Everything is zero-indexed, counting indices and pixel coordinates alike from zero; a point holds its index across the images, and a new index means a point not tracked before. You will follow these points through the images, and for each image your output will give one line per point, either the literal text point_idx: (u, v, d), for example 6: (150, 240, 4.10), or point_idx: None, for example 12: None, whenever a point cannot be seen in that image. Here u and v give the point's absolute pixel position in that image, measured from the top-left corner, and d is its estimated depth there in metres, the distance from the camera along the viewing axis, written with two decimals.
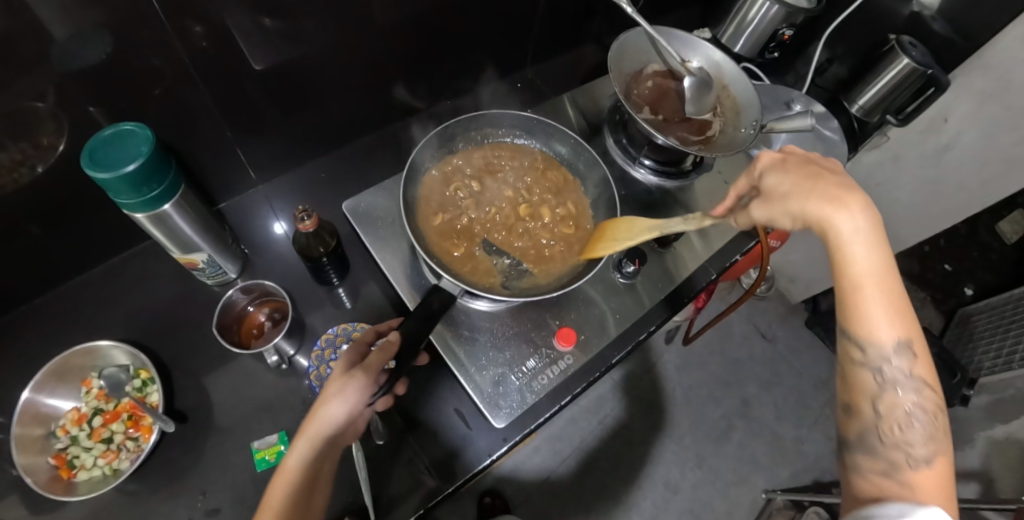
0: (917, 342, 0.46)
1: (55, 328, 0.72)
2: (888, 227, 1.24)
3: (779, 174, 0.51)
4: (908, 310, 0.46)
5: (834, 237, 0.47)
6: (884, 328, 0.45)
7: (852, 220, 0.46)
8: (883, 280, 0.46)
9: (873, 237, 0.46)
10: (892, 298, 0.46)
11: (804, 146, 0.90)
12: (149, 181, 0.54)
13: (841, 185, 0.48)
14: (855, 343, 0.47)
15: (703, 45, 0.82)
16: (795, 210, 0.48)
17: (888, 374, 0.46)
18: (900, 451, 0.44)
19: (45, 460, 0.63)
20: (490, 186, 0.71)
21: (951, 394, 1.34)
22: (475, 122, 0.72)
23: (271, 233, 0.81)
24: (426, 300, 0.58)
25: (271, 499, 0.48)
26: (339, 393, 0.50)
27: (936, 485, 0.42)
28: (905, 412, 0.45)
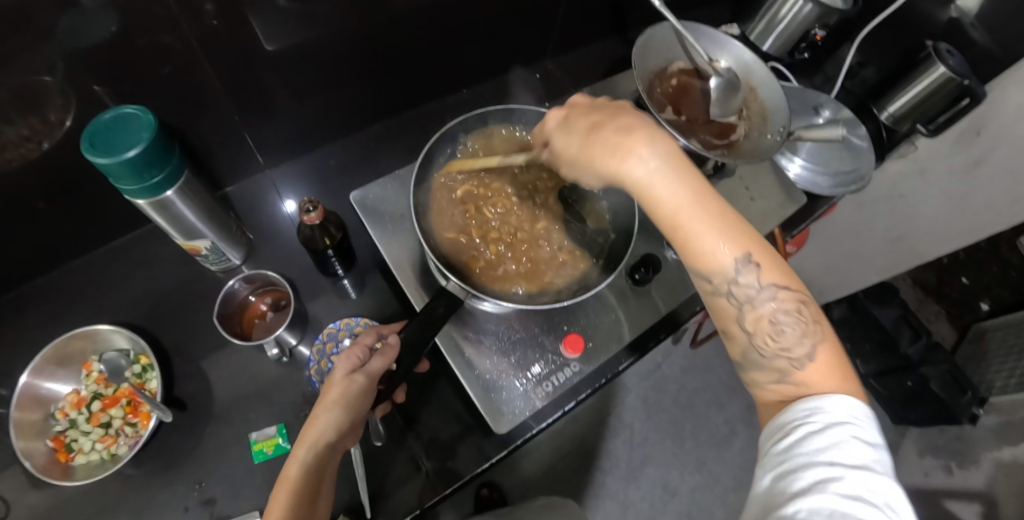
0: (751, 250, 0.43)
1: (59, 307, 0.72)
2: (910, 240, 1.16)
3: (562, 135, 0.48)
4: (738, 221, 0.44)
5: (633, 185, 0.43)
6: (715, 254, 0.43)
7: (642, 162, 0.43)
8: (689, 207, 0.43)
9: (665, 167, 0.42)
10: (712, 216, 0.43)
11: (830, 154, 0.86)
12: (151, 166, 0.52)
13: (620, 128, 0.44)
14: (700, 278, 0.44)
15: (733, 44, 0.78)
16: (591, 168, 0.45)
17: (744, 292, 0.43)
18: (781, 358, 0.42)
19: (44, 443, 0.63)
20: (506, 179, 0.67)
21: (959, 411, 1.31)
22: (493, 114, 0.68)
23: (277, 220, 0.79)
24: (431, 305, 0.56)
25: (273, 509, 0.46)
26: (343, 395, 0.51)
27: (826, 373, 0.41)
28: (771, 321, 0.43)
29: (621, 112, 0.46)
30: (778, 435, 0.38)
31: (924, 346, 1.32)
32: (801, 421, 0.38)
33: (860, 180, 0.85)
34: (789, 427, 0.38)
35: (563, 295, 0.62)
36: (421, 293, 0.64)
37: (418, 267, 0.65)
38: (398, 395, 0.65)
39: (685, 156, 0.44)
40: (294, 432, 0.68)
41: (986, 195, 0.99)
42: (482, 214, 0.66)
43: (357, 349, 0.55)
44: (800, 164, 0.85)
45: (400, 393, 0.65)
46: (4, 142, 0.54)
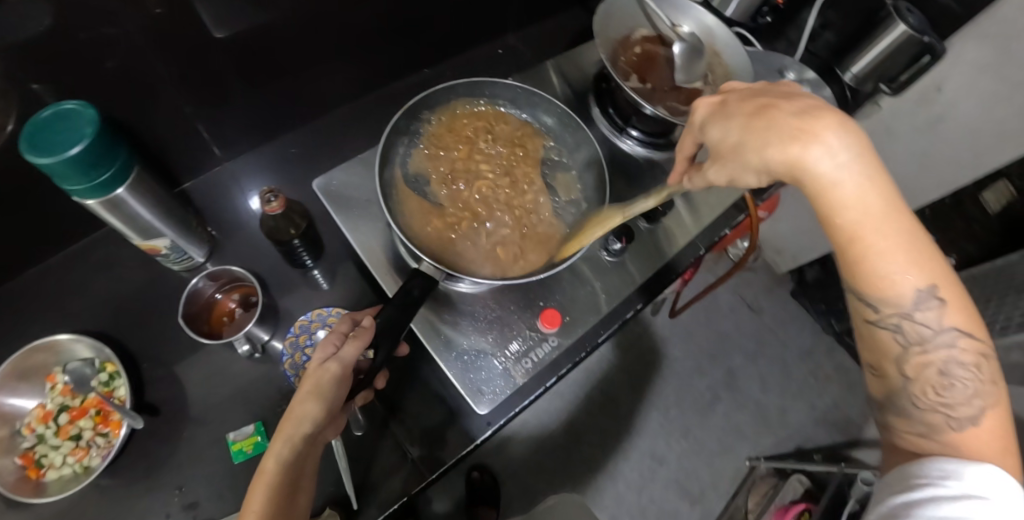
0: (945, 288, 0.41)
1: (14, 318, 0.68)
2: (875, 197, 1.24)
3: (725, 123, 0.43)
4: (931, 252, 0.41)
5: (818, 190, 0.40)
6: (895, 279, 0.40)
7: (828, 153, 0.39)
8: (876, 225, 0.39)
9: (865, 178, 0.39)
10: (906, 241, 0.40)
11: None
12: (98, 163, 0.50)
13: (795, 111, 0.40)
14: (866, 304, 0.42)
15: (694, 8, 0.77)
16: (749, 165, 0.41)
17: (915, 329, 0.41)
18: (939, 413, 0.41)
19: (12, 461, 0.61)
20: (478, 155, 0.67)
21: None
22: (454, 89, 0.67)
23: (240, 214, 0.77)
24: (407, 285, 0.55)
25: (249, 508, 0.43)
26: (318, 386, 0.47)
27: (993, 437, 0.39)
28: (940, 370, 0.41)
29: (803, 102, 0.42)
30: (904, 483, 0.40)
31: None
32: (933, 479, 0.38)
33: None
34: (917, 480, 0.39)
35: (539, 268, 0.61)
36: (394, 273, 0.63)
37: (389, 251, 0.64)
38: (379, 381, 0.61)
39: (882, 166, 0.40)
40: (274, 429, 0.67)
41: (949, 149, 1.02)
42: (454, 191, 0.64)
43: (334, 335, 0.52)
44: None
45: (382, 378, 0.62)
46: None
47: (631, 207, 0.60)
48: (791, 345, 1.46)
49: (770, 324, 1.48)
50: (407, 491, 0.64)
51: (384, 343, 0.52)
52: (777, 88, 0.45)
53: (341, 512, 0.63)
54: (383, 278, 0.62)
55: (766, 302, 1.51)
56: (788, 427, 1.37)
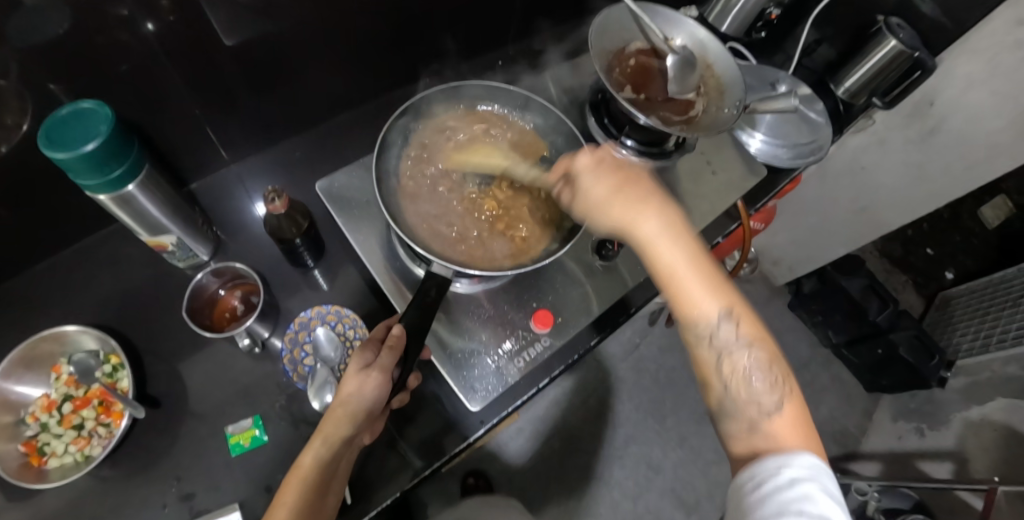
0: (732, 307, 0.46)
1: (23, 311, 0.70)
2: (872, 211, 1.22)
3: (590, 176, 0.53)
4: (724, 282, 0.48)
5: (640, 236, 0.49)
6: (700, 303, 0.46)
7: (650, 220, 0.50)
8: (686, 262, 0.48)
9: (671, 228, 0.49)
10: (704, 274, 0.47)
11: (788, 128, 0.90)
12: (110, 160, 0.52)
13: (642, 191, 0.52)
14: (686, 327, 0.47)
15: (688, 23, 0.81)
16: (603, 217, 0.51)
17: (713, 336, 0.46)
18: (753, 408, 0.43)
19: (15, 447, 0.62)
20: (464, 158, 0.68)
21: (927, 374, 1.35)
22: (436, 97, 0.68)
23: (244, 214, 0.79)
24: (422, 288, 0.57)
25: (284, 497, 0.49)
26: (356, 391, 0.51)
27: (792, 426, 0.42)
28: (747, 374, 0.45)
29: (635, 171, 0.54)
30: (749, 485, 0.39)
31: (892, 313, 1.37)
32: (766, 470, 0.39)
33: (817, 151, 0.90)
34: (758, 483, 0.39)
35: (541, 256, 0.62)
36: (401, 281, 0.64)
37: (388, 251, 0.66)
38: (411, 380, 0.62)
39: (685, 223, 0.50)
40: (271, 423, 0.68)
41: (944, 163, 1.04)
42: (439, 194, 0.66)
43: (371, 343, 0.55)
44: (761, 139, 0.89)
45: (416, 377, 0.63)
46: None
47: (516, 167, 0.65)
48: None
49: None
50: (400, 487, 0.64)
51: (412, 349, 0.55)
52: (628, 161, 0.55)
53: None
54: (388, 287, 0.64)
55: None
56: None
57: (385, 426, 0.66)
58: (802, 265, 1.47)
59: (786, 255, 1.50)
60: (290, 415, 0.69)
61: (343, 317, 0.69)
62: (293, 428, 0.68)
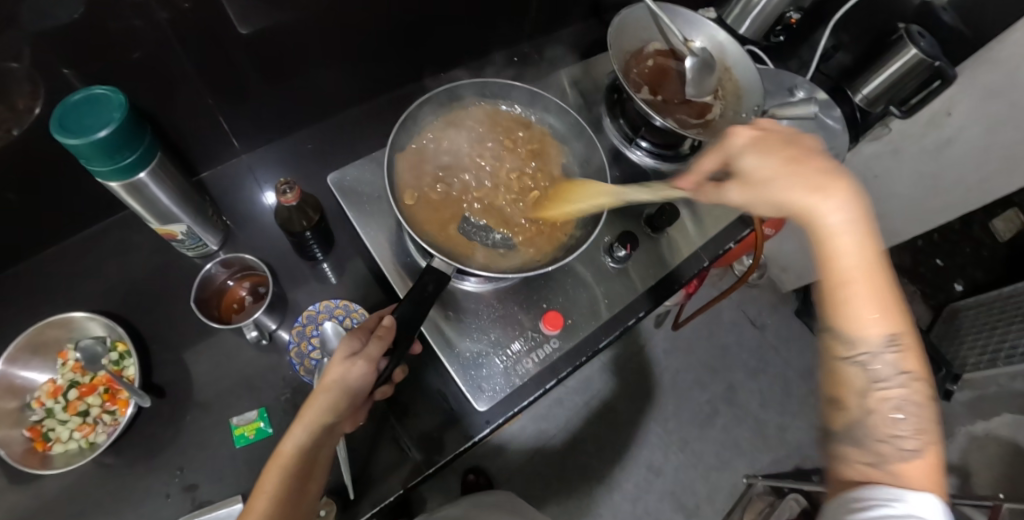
0: (901, 332, 0.43)
1: (32, 294, 0.70)
2: (885, 218, 1.22)
3: (758, 158, 0.47)
4: (897, 301, 0.44)
5: (822, 227, 0.44)
6: (871, 320, 0.42)
7: (838, 211, 0.44)
8: (867, 269, 0.43)
9: (858, 226, 0.44)
10: (880, 288, 0.43)
11: (804, 134, 0.89)
12: (123, 148, 0.52)
13: (827, 169, 0.46)
14: (841, 339, 0.43)
15: (707, 24, 0.79)
16: (773, 195, 0.46)
17: (872, 357, 0.43)
18: (888, 444, 0.41)
19: (19, 432, 0.62)
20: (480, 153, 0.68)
21: (934, 388, 1.35)
22: (454, 91, 0.67)
23: (254, 205, 0.79)
24: (420, 282, 0.55)
25: (266, 483, 0.47)
26: (340, 379, 0.49)
27: (924, 472, 0.40)
28: (896, 405, 0.42)
29: (813, 148, 0.48)
30: (848, 505, 0.40)
31: None
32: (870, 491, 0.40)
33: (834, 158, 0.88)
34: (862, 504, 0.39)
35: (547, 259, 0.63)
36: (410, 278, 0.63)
37: (398, 247, 0.65)
38: (397, 373, 0.60)
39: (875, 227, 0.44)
40: (276, 416, 0.68)
41: (958, 175, 1.03)
42: (451, 188, 0.65)
43: (360, 331, 0.53)
44: None
45: (401, 371, 0.61)
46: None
47: (626, 193, 0.57)
48: (793, 364, 1.46)
49: (773, 342, 1.48)
50: (403, 484, 0.63)
51: (401, 340, 0.52)
52: (802, 139, 0.49)
53: (338, 501, 0.61)
54: (397, 284, 0.63)
55: (770, 319, 1.50)
56: (787, 447, 1.37)
57: (389, 423, 0.66)
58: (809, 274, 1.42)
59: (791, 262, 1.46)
60: (295, 408, 0.69)
61: (352, 311, 0.69)
62: None
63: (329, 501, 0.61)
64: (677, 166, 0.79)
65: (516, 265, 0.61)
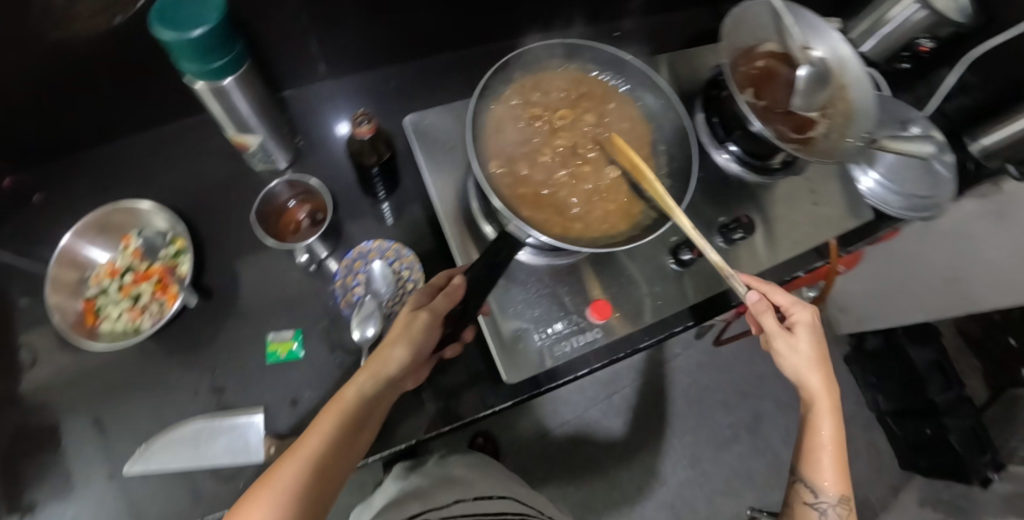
0: (845, 497, 0.56)
1: (129, 174, 0.76)
2: (966, 284, 1.07)
3: (802, 335, 0.59)
4: (850, 473, 0.57)
5: (812, 404, 0.58)
6: (831, 482, 0.56)
7: (829, 398, 0.57)
8: (837, 446, 0.57)
9: (838, 412, 0.57)
10: (841, 460, 0.57)
11: (908, 174, 0.81)
12: (213, 50, 0.51)
13: (833, 369, 0.59)
14: (806, 487, 0.57)
15: (833, 34, 0.73)
16: (797, 369, 0.58)
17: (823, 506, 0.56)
18: None
19: (75, 303, 0.66)
20: (564, 116, 0.62)
21: (970, 470, 1.25)
22: (547, 46, 0.61)
23: (329, 131, 0.78)
24: (493, 247, 0.53)
25: (321, 426, 0.47)
26: (406, 328, 0.51)
27: None
28: None
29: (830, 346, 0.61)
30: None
31: (953, 396, 1.27)
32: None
33: (933, 208, 0.80)
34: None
35: (618, 240, 0.55)
36: (467, 238, 0.62)
37: (456, 206, 0.63)
38: (465, 334, 0.60)
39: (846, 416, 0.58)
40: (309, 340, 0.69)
41: None
42: (523, 146, 0.59)
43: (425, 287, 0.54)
44: (874, 179, 0.81)
45: (469, 332, 0.61)
46: (77, 13, 0.58)
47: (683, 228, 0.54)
48: None
49: None
50: (417, 436, 0.63)
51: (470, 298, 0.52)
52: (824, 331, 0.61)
53: None
54: (453, 242, 0.61)
55: None
56: None
57: None
58: (871, 321, 1.35)
59: (855, 306, 1.39)
60: (328, 337, 0.69)
61: (403, 255, 0.69)
62: (329, 352, 0.68)
63: None
64: (763, 179, 0.77)
65: (584, 240, 0.55)
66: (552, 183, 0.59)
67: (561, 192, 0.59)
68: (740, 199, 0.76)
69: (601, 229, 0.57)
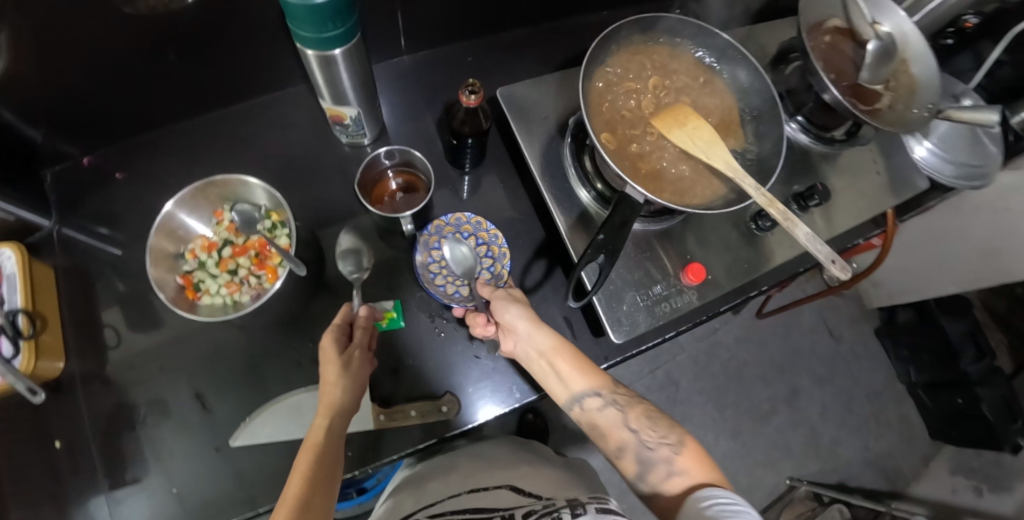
0: (680, 436, 0.55)
1: (212, 150, 0.78)
2: (1001, 255, 1.09)
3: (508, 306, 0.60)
4: (592, 366, 0.60)
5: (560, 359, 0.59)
6: (571, 376, 0.58)
7: (514, 312, 0.60)
8: (563, 355, 0.59)
9: (531, 320, 0.60)
10: (584, 368, 0.59)
11: (961, 142, 0.84)
12: (334, 19, 0.52)
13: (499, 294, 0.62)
14: (591, 402, 0.58)
15: (898, 12, 0.75)
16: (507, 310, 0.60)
17: (670, 452, 0.53)
18: (665, 464, 0.53)
19: (174, 278, 0.68)
20: (656, 89, 0.64)
21: (1003, 437, 1.28)
22: (641, 22, 0.64)
23: (408, 106, 0.79)
24: (614, 211, 0.54)
25: (298, 465, 0.50)
26: (325, 350, 0.59)
27: (697, 458, 0.53)
28: (648, 424, 0.56)
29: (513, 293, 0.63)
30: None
31: (984, 367, 1.29)
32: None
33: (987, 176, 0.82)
34: (700, 507, 0.46)
35: (716, 203, 0.58)
36: (564, 204, 0.64)
37: (552, 174, 0.65)
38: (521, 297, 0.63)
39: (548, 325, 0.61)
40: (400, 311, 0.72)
41: None
42: (622, 118, 0.62)
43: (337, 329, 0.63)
44: (928, 148, 0.83)
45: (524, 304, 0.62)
46: None
47: (744, 179, 0.56)
48: (861, 382, 1.47)
49: (846, 356, 1.49)
50: (517, 400, 0.67)
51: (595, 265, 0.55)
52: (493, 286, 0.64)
53: (456, 400, 0.66)
54: (555, 207, 0.64)
55: (848, 332, 1.50)
56: (833, 461, 1.41)
57: None
58: (902, 294, 1.39)
59: (886, 281, 1.42)
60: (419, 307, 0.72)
61: (486, 230, 0.71)
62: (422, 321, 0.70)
63: (451, 399, 0.65)
64: (826, 149, 0.79)
65: (689, 202, 0.58)
66: (647, 149, 0.61)
67: (661, 161, 0.61)
68: (807, 168, 0.79)
69: (699, 192, 0.60)
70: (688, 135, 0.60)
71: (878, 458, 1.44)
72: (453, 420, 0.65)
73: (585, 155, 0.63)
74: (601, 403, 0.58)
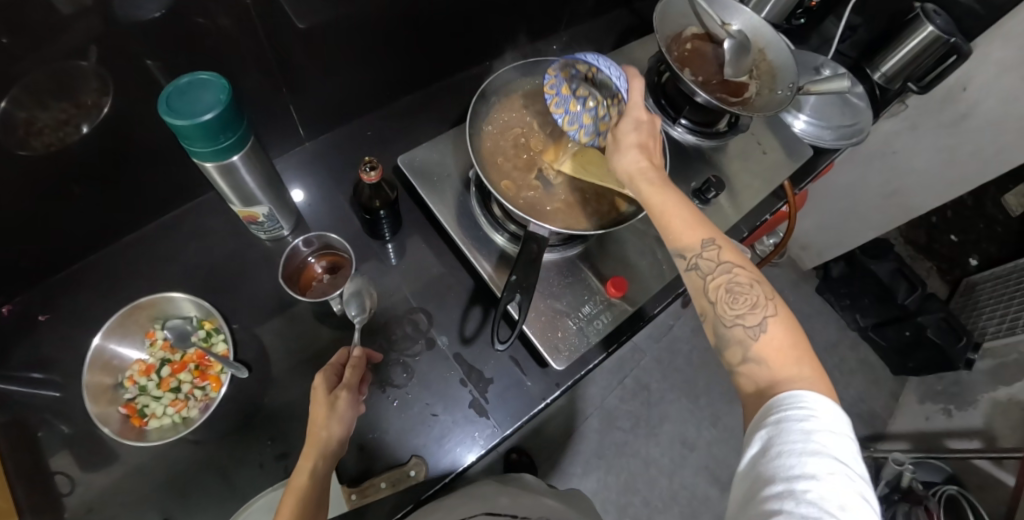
0: (765, 315, 0.47)
1: (134, 274, 0.78)
2: (902, 194, 1.20)
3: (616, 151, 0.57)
4: (700, 221, 0.51)
5: (650, 206, 0.54)
6: (672, 223, 0.52)
7: (622, 157, 0.56)
8: (666, 202, 0.53)
9: (634, 170, 0.55)
10: (687, 216, 0.52)
11: (831, 109, 0.93)
12: (225, 130, 0.54)
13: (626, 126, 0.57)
14: (676, 255, 0.52)
15: (742, 9, 0.83)
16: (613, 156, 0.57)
17: (748, 334, 0.47)
18: (739, 327, 0.47)
19: (117, 409, 0.67)
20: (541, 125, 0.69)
21: (953, 356, 1.33)
22: (514, 71, 0.69)
23: (319, 191, 0.82)
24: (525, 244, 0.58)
25: (280, 512, 0.49)
26: (317, 390, 0.57)
27: (784, 342, 0.45)
28: (728, 290, 0.49)
29: (631, 125, 0.57)
30: (753, 505, 0.38)
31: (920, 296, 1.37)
32: (756, 464, 0.39)
33: (858, 133, 0.92)
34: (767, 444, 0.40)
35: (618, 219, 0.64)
36: (483, 250, 0.68)
37: (466, 226, 0.69)
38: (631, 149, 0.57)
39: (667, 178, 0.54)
40: None
41: (975, 147, 1.01)
42: (516, 163, 0.67)
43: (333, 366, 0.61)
44: (805, 121, 0.92)
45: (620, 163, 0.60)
46: (33, 134, 0.57)
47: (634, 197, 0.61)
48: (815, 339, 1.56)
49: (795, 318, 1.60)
50: (484, 445, 0.68)
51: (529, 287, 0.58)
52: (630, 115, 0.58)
53: (423, 461, 0.66)
54: (475, 256, 0.67)
55: (791, 297, 1.61)
56: None
57: (470, 391, 0.71)
58: (831, 249, 1.48)
59: (812, 240, 1.52)
60: None
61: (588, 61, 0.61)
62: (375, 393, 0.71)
63: (417, 462, 0.66)
64: (715, 142, 0.87)
65: (592, 226, 0.64)
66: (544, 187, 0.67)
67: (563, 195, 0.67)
68: (699, 163, 0.86)
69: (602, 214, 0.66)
70: (580, 166, 0.65)
71: (852, 405, 1.50)
72: (426, 481, 0.65)
73: (491, 202, 0.68)
74: (686, 266, 0.51)
